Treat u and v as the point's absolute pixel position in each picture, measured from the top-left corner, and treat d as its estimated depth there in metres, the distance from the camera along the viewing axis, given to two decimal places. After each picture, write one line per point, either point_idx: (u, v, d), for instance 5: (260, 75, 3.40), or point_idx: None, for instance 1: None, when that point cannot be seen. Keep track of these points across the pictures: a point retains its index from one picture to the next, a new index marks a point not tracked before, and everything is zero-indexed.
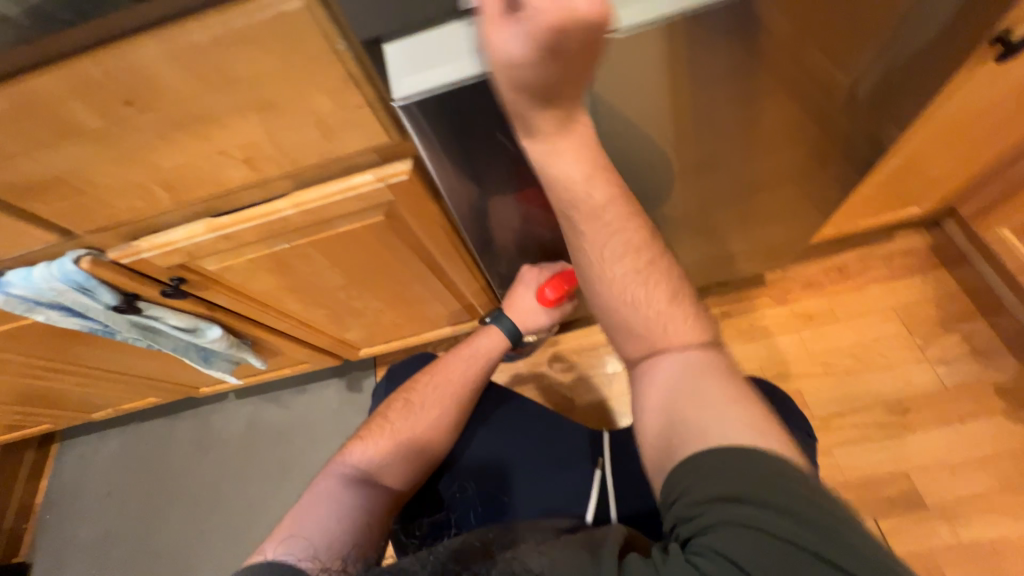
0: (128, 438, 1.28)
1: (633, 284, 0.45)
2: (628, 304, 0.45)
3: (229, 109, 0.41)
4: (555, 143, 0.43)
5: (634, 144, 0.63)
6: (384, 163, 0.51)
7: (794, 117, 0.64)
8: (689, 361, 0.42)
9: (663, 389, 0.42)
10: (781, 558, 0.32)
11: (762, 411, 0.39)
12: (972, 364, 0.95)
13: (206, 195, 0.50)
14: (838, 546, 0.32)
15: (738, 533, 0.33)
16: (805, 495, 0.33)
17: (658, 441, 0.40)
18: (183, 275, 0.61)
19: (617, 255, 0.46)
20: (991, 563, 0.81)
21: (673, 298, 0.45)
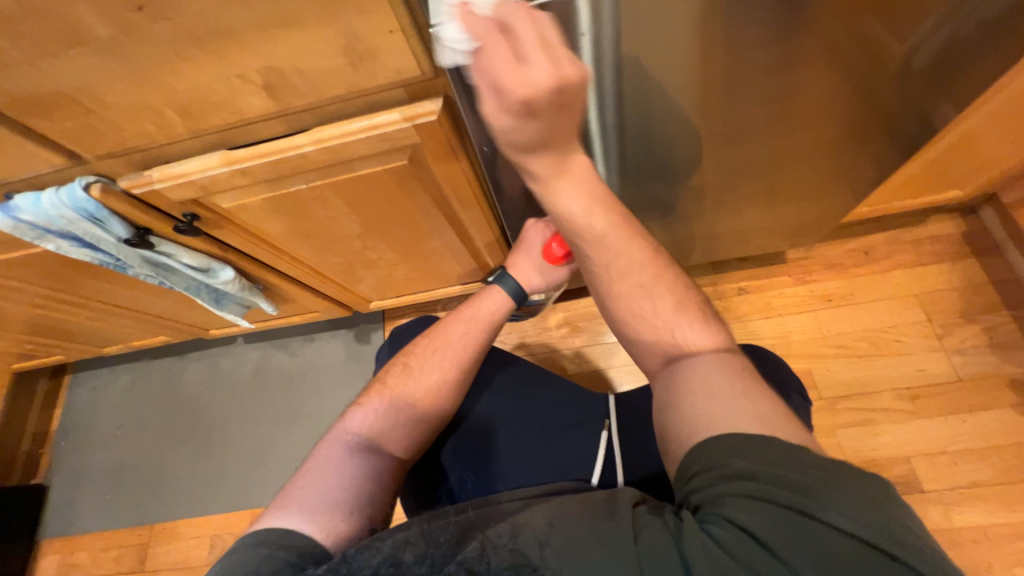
0: (139, 375, 1.30)
1: (641, 297, 0.47)
2: (636, 314, 0.47)
3: (250, 24, 0.37)
4: (564, 178, 0.46)
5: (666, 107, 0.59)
6: (412, 102, 0.48)
7: (847, 87, 0.60)
8: (701, 364, 0.42)
9: (674, 395, 0.41)
10: (796, 527, 0.31)
11: (775, 406, 0.38)
12: (988, 357, 0.94)
13: (222, 123, 0.47)
14: (852, 514, 0.32)
15: (751, 504, 0.33)
16: (815, 469, 0.34)
17: (663, 444, 0.41)
18: (196, 211, 0.59)
19: (624, 273, 0.48)
20: (980, 547, 0.83)
21: (679, 307, 0.46)
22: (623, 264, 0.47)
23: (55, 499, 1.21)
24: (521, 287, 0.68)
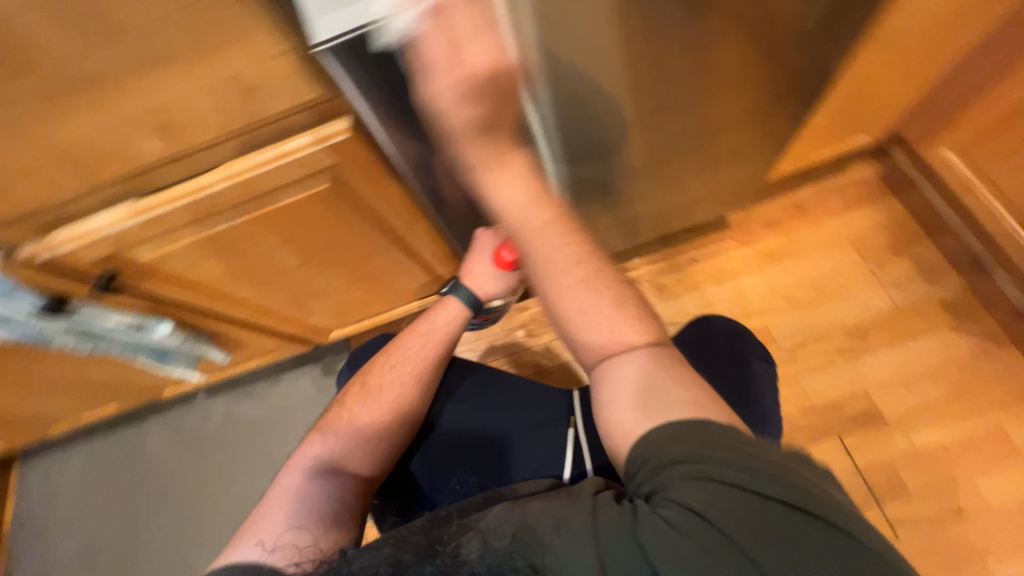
0: (96, 450, 1.22)
1: (582, 293, 0.45)
2: (577, 313, 0.45)
3: (125, 67, 0.36)
4: (499, 170, 0.45)
5: (588, 95, 0.60)
6: (319, 124, 0.47)
7: (747, 56, 0.62)
8: (637, 362, 0.43)
9: (619, 395, 0.42)
10: (735, 503, 0.35)
11: (703, 390, 0.42)
12: (921, 284, 1.00)
13: (121, 173, 0.45)
14: (786, 489, 0.35)
15: (693, 485, 0.36)
16: (751, 450, 0.37)
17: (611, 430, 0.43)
18: (115, 268, 0.56)
19: (565, 265, 0.45)
20: (942, 463, 0.88)
21: (616, 304, 0.45)
22: (561, 260, 0.45)
23: None
24: (475, 296, 0.68)
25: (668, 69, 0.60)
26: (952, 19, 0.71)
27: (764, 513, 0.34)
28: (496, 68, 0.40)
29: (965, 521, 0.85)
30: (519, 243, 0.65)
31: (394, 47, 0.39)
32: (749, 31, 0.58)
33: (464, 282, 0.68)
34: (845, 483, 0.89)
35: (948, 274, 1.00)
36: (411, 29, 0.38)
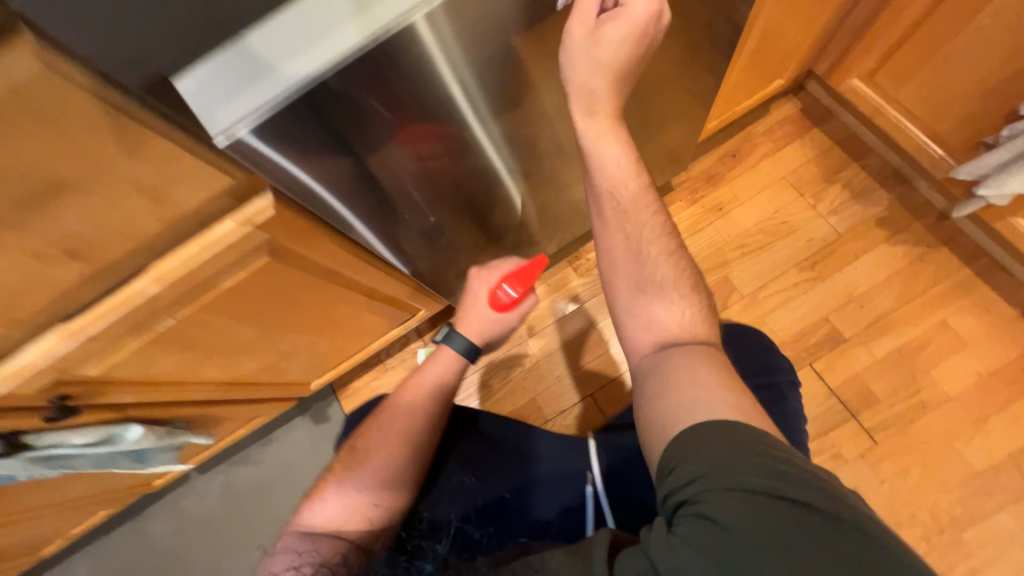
0: (96, 557, 1.17)
1: (660, 263, 0.49)
2: (642, 286, 0.48)
3: (18, 207, 0.33)
4: (611, 137, 0.48)
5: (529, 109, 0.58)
6: (242, 204, 0.45)
7: (667, 36, 0.62)
8: (708, 350, 0.46)
9: (677, 377, 0.43)
10: (765, 514, 0.34)
11: (750, 399, 0.42)
12: (857, 207, 1.06)
13: (42, 303, 0.42)
14: (815, 492, 0.35)
15: (726, 496, 0.35)
16: (782, 457, 0.37)
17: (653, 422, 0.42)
18: (64, 391, 0.53)
19: (648, 235, 0.49)
20: (903, 365, 0.96)
21: (689, 289, 0.49)
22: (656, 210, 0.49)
23: None
24: (471, 342, 0.63)
25: None
26: None
27: (794, 521, 0.34)
28: (646, 28, 0.43)
29: (931, 412, 0.93)
30: (517, 278, 0.62)
31: (305, 109, 0.38)
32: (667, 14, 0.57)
33: (459, 328, 0.64)
34: (823, 405, 0.96)
35: (877, 191, 1.07)
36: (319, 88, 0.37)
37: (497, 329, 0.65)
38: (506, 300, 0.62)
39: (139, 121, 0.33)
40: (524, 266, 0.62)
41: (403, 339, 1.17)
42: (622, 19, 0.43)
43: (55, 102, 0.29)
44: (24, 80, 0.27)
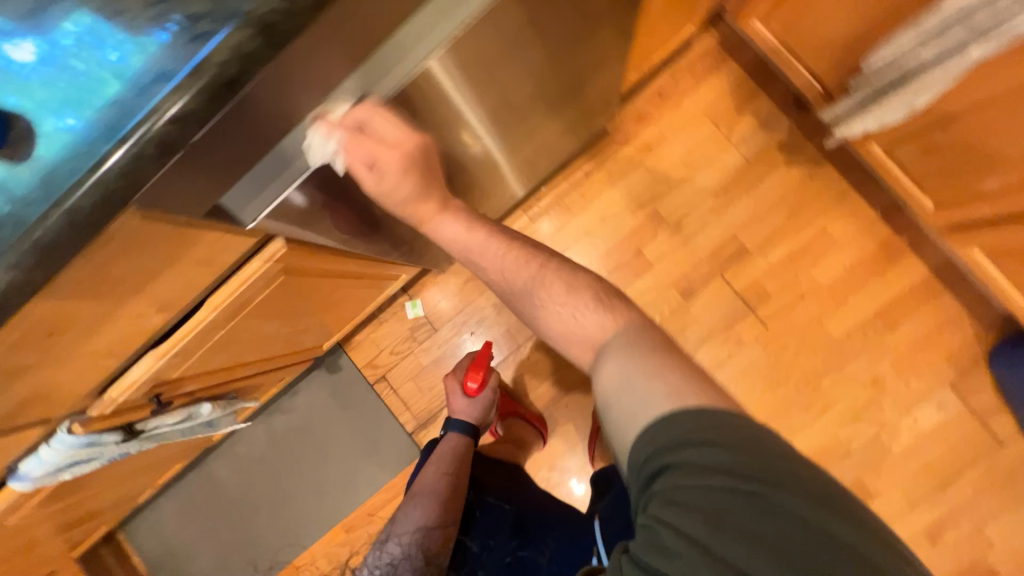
0: (179, 496, 1.47)
1: (539, 299, 0.64)
2: (552, 326, 0.65)
3: (126, 294, 0.50)
4: (441, 214, 0.62)
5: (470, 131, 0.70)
6: (262, 247, 0.61)
7: (581, 42, 0.72)
8: (614, 345, 0.60)
9: (615, 391, 0.57)
10: (723, 492, 0.46)
11: (677, 374, 0.55)
12: (763, 136, 1.23)
13: (140, 342, 0.60)
14: (767, 476, 0.46)
15: (692, 478, 0.46)
16: (745, 440, 0.48)
17: (611, 414, 0.58)
18: (157, 391, 0.73)
19: (512, 268, 0.64)
20: (790, 267, 1.22)
21: (569, 291, 0.64)
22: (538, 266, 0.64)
23: None
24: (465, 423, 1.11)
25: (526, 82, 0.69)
26: None
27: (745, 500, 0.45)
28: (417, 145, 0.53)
29: (807, 300, 1.21)
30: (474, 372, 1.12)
31: (305, 194, 0.53)
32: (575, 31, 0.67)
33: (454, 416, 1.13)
34: (729, 306, 1.24)
35: (780, 119, 1.23)
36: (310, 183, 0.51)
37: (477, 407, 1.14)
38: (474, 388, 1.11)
39: (195, 225, 0.47)
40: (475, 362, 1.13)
41: (390, 297, 1.36)
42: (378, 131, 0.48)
43: (147, 234, 0.43)
44: (131, 229, 0.41)
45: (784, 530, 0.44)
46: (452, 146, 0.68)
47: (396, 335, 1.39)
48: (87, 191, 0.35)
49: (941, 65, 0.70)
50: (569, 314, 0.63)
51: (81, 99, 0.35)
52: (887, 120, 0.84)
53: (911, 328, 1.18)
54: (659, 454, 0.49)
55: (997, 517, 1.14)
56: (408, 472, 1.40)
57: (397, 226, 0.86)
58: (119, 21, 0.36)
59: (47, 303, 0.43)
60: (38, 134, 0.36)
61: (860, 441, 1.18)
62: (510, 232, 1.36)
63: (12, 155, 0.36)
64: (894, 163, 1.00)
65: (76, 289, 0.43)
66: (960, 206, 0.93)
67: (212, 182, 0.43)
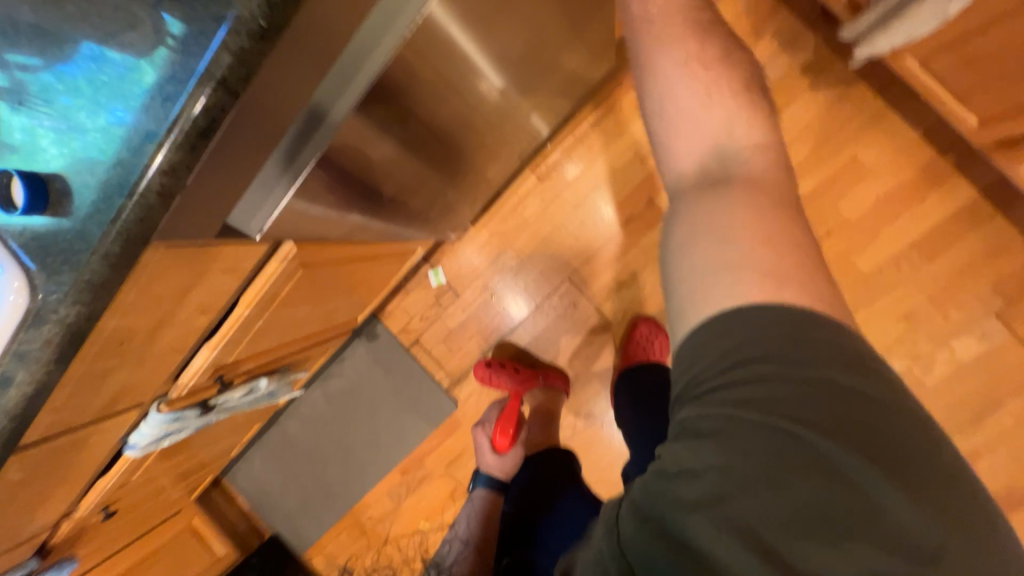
0: (263, 449, 1.74)
1: (688, 86, 0.53)
2: (662, 116, 0.54)
3: (171, 305, 0.59)
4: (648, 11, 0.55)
5: (453, 115, 0.72)
6: (277, 249, 0.69)
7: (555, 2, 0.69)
8: (750, 186, 0.51)
9: (714, 234, 0.50)
10: (767, 432, 0.41)
11: (792, 270, 0.47)
12: (784, 59, 1.12)
13: (194, 339, 0.71)
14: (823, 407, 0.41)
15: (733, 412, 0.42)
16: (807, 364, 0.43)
17: (702, 256, 0.49)
18: (219, 373, 0.86)
19: (679, 61, 0.53)
20: (815, 203, 1.15)
21: (725, 106, 0.53)
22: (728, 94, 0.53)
23: (287, 535, 1.77)
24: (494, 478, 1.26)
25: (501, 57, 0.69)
26: None
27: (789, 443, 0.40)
28: None
29: (834, 237, 1.15)
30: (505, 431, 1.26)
31: (303, 203, 0.59)
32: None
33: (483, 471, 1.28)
34: None
35: (805, 37, 1.10)
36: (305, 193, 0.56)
37: (504, 464, 1.28)
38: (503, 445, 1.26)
39: (212, 246, 0.55)
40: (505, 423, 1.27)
41: (412, 268, 1.44)
42: None
43: (174, 259, 0.52)
44: (160, 260, 0.49)
45: (824, 478, 0.39)
46: (434, 131, 0.71)
47: (424, 303, 1.49)
48: (114, 238, 0.43)
49: None
50: (715, 151, 0.53)
51: (121, 90, 0.41)
52: (914, 34, 0.75)
53: (952, 257, 1.10)
54: (710, 375, 0.45)
55: None
56: (448, 422, 1.56)
57: (401, 209, 0.91)
58: (132, 50, 0.41)
59: (112, 322, 0.53)
60: (90, 126, 0.43)
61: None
62: (519, 193, 1.37)
63: (53, 210, 0.44)
64: (931, 78, 0.89)
65: (130, 309, 0.53)
66: (1008, 123, 0.82)
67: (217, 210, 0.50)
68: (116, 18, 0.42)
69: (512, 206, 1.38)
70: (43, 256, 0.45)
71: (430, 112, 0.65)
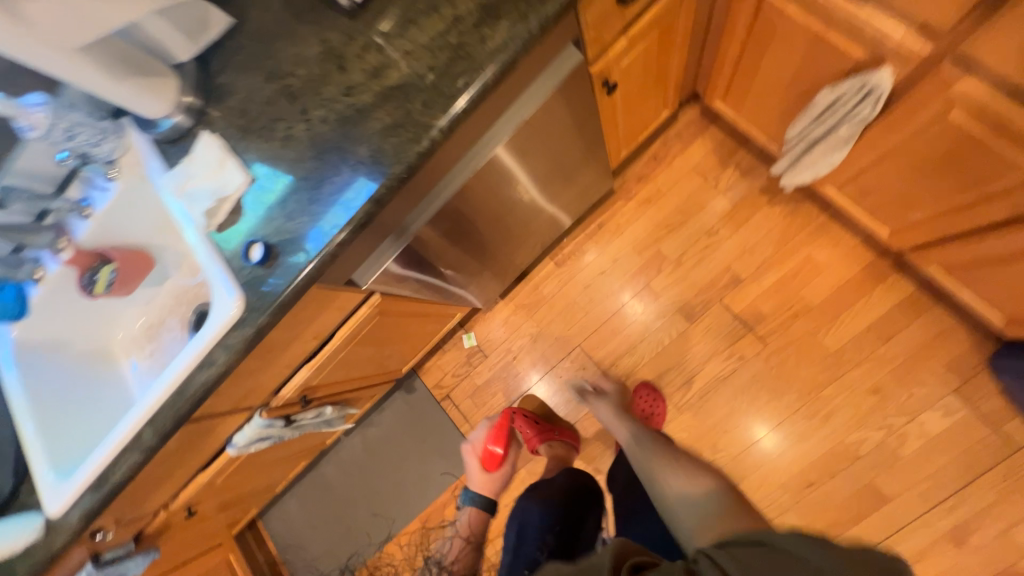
0: (300, 492, 1.92)
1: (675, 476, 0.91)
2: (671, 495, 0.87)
3: (303, 328, 0.90)
4: (670, 474, 0.91)
5: (494, 217, 1.08)
6: (369, 298, 1.01)
7: (565, 153, 1.07)
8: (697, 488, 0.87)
9: (676, 488, 0.87)
10: None
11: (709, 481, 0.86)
12: (746, 182, 1.47)
13: (302, 358, 1.01)
14: None
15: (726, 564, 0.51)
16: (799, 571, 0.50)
17: (671, 491, 0.87)
18: (305, 393, 1.14)
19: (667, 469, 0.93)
20: (782, 290, 1.41)
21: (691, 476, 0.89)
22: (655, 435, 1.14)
23: None
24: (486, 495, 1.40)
25: (529, 183, 1.06)
26: (674, 57, 1.12)
27: None
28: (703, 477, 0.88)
29: (801, 319, 1.38)
30: (498, 435, 1.43)
31: (397, 267, 0.92)
32: (559, 150, 1.04)
33: (472, 487, 1.42)
34: (729, 326, 1.45)
35: (760, 167, 1.46)
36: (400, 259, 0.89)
37: (494, 482, 1.42)
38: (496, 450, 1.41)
39: (340, 288, 0.87)
40: (497, 428, 1.45)
41: (450, 331, 1.74)
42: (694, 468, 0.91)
43: (320, 295, 0.84)
44: (314, 293, 0.82)
45: None
46: (480, 225, 1.06)
47: (456, 362, 1.76)
48: (300, 276, 0.75)
49: (841, 125, 0.91)
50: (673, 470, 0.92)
51: (282, 191, 0.79)
52: (819, 170, 1.04)
53: (905, 339, 1.29)
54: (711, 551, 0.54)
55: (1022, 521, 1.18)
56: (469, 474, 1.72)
57: (450, 279, 1.25)
58: (300, 173, 0.79)
59: (274, 333, 0.84)
60: (261, 212, 0.80)
61: (868, 445, 1.29)
62: (541, 275, 1.69)
63: (249, 257, 0.78)
64: (848, 200, 1.19)
65: (285, 325, 0.85)
66: (909, 233, 1.10)
67: (352, 262, 0.83)
68: (291, 157, 0.80)
69: (534, 285, 1.70)
70: (249, 287, 0.78)
71: (479, 215, 1.00)
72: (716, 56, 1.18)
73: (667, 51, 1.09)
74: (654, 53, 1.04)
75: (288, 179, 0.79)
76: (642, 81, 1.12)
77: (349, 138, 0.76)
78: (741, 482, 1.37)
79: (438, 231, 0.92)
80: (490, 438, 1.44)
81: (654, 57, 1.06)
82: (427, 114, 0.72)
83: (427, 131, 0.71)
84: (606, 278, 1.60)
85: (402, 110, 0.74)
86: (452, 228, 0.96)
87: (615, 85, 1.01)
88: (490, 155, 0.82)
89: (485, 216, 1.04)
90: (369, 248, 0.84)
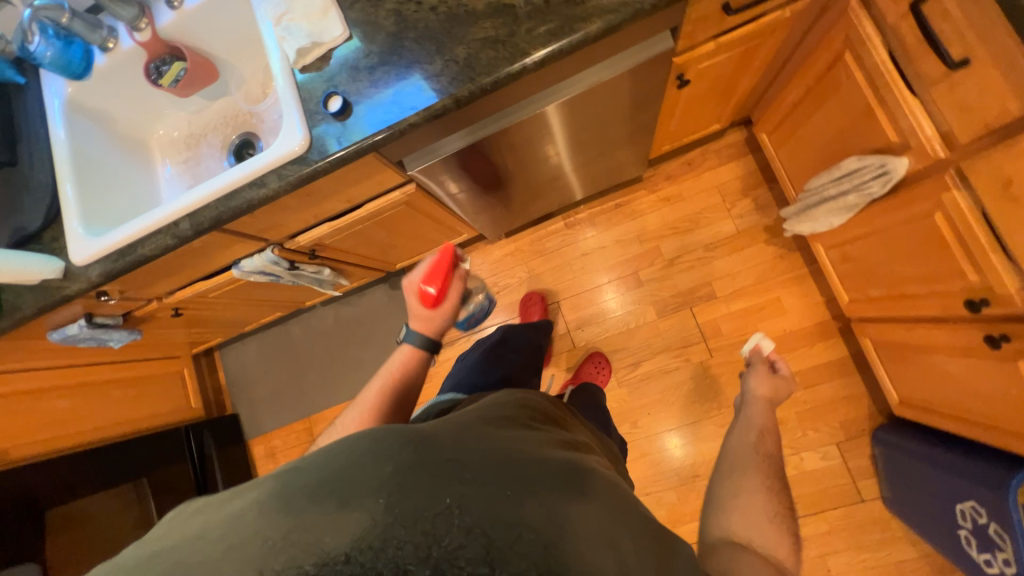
0: (263, 340, 2.05)
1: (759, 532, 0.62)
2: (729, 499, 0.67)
3: (344, 188, 0.99)
4: (748, 477, 0.70)
5: (537, 158, 1.17)
6: (405, 186, 1.10)
7: (619, 125, 1.16)
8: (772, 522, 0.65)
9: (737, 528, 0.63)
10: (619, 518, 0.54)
11: (783, 527, 0.63)
12: (755, 216, 1.61)
13: (328, 215, 1.11)
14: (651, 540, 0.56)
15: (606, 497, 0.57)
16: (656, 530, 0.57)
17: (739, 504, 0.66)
18: (315, 248, 1.23)
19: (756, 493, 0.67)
20: (744, 318, 1.59)
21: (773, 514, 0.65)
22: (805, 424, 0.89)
23: (247, 418, 2.03)
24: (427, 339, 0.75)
25: (578, 139, 1.15)
26: (745, 78, 1.20)
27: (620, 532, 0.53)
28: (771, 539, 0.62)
29: (748, 347, 1.58)
30: (441, 270, 0.72)
31: (443, 168, 0.99)
32: (615, 120, 1.12)
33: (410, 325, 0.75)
34: (689, 331, 1.62)
35: (773, 208, 1.60)
36: (449, 161, 0.96)
37: (438, 323, 0.76)
38: (435, 291, 0.73)
39: (388, 165, 0.95)
40: (441, 258, 0.73)
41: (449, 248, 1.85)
42: (774, 513, 0.64)
43: (370, 164, 0.92)
44: (367, 160, 0.90)
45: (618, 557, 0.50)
46: (523, 160, 1.15)
47: None
48: (362, 139, 0.83)
49: (852, 191, 1.03)
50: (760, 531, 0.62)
51: (370, 58, 0.86)
52: (819, 226, 1.16)
53: (821, 391, 1.51)
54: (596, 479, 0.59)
55: (841, 554, 1.45)
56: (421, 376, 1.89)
57: (474, 198, 1.34)
58: (391, 47, 0.85)
59: (321, 181, 0.93)
60: (345, 70, 0.87)
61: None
62: (548, 228, 1.80)
63: (323, 107, 0.86)
64: (830, 262, 1.35)
65: (332, 179, 0.93)
66: (865, 305, 1.27)
67: (408, 146, 0.91)
68: (388, 30, 0.86)
69: (539, 236, 1.81)
70: (314, 132, 0.86)
71: (526, 150, 1.09)
72: (779, 92, 1.27)
73: (741, 71, 1.17)
74: (731, 67, 1.12)
75: (379, 50, 0.86)
76: (710, 88, 1.20)
77: (448, 35, 0.83)
78: (644, 456, 1.60)
79: (490, 150, 1.00)
80: (431, 272, 0.73)
81: (729, 71, 1.14)
82: (523, 41, 0.78)
83: (518, 55, 0.78)
84: (604, 253, 1.73)
85: (503, 28, 0.80)
86: (502, 151, 1.04)
87: (687, 81, 1.08)
88: (563, 97, 0.89)
89: (529, 153, 1.13)
90: (427, 140, 0.91)
